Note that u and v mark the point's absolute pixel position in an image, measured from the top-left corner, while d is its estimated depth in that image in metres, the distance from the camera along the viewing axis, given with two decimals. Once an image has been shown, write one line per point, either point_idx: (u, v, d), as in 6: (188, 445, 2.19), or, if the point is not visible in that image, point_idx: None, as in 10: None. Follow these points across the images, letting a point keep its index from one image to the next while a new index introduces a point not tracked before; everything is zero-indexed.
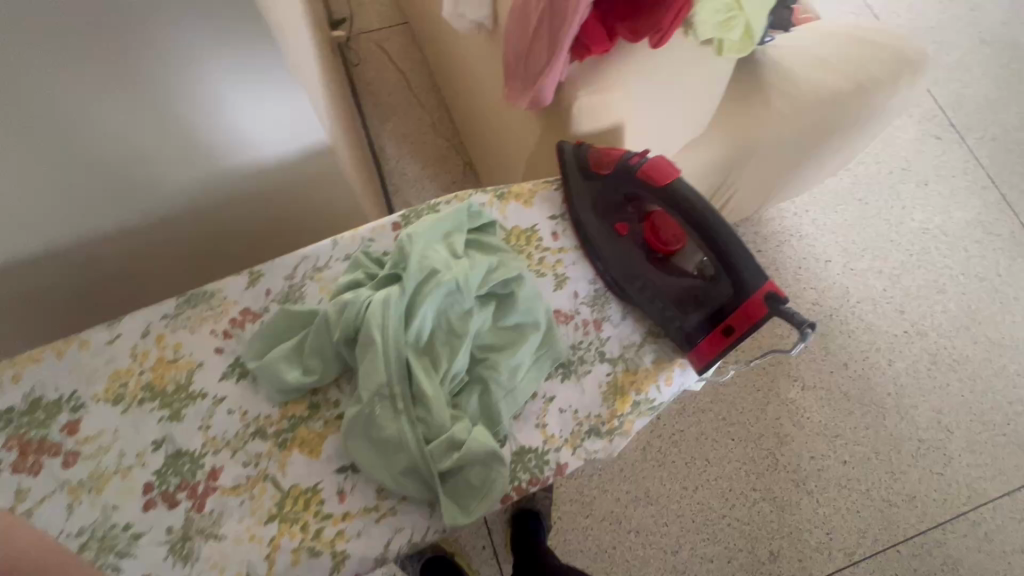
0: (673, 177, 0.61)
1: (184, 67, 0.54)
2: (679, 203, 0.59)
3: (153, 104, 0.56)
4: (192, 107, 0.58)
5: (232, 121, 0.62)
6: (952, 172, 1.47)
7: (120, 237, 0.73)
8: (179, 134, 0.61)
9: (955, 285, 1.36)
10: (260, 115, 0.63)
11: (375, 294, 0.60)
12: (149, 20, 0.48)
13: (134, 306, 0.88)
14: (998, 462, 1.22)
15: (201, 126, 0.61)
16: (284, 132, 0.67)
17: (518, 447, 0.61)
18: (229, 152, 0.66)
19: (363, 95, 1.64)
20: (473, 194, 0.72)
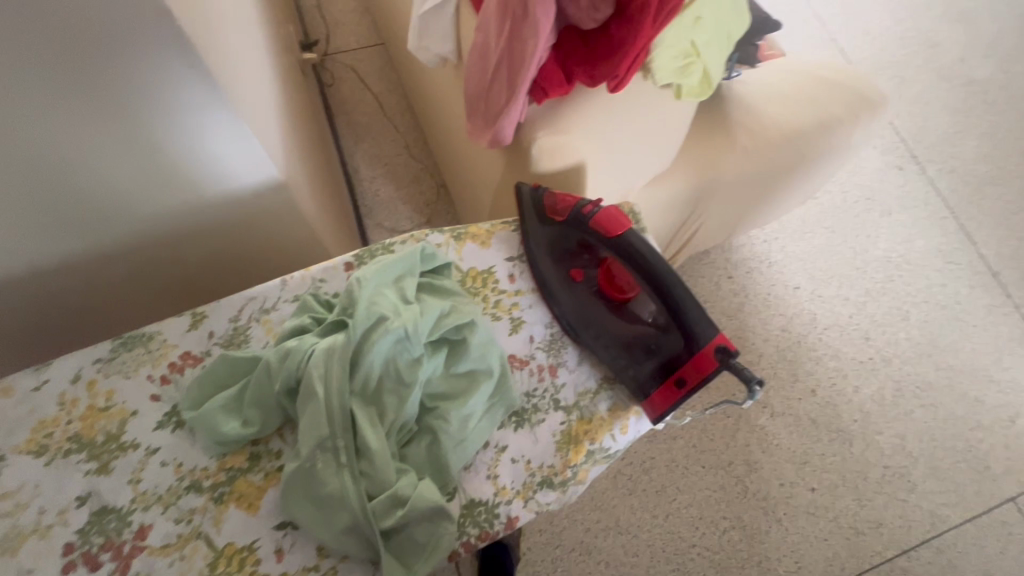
0: (625, 228, 0.64)
1: (156, 92, 0.51)
2: (630, 254, 0.62)
3: (116, 133, 0.53)
4: (152, 136, 0.55)
5: (197, 151, 0.59)
6: (914, 203, 1.51)
7: (61, 274, 0.68)
8: (143, 163, 0.58)
9: (918, 313, 1.39)
10: (235, 146, 0.60)
11: (320, 342, 0.59)
12: (117, 46, 0.45)
13: (83, 343, 0.83)
14: (961, 488, 1.24)
15: (162, 155, 0.58)
16: (248, 165, 0.64)
17: (467, 500, 0.59)
18: (192, 185, 0.63)
19: (338, 115, 1.63)
20: (429, 234, 0.71)
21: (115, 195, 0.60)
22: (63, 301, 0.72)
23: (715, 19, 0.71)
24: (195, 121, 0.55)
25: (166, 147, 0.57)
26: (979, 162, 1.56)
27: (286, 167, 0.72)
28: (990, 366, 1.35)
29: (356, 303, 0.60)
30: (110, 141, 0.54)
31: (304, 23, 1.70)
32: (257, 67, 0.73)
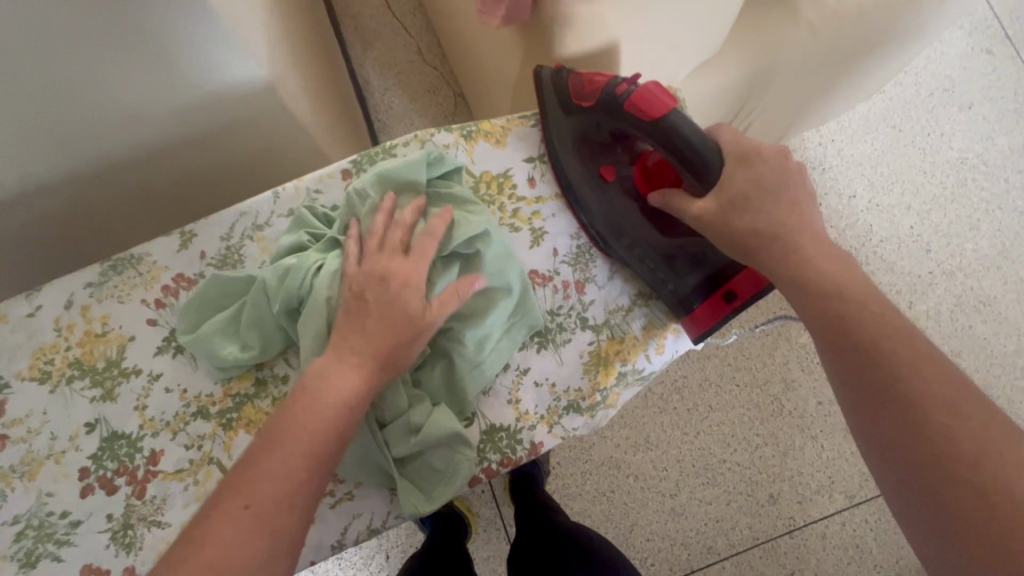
0: (670, 107, 0.51)
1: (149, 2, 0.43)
2: (674, 142, 0.51)
3: (106, 50, 0.45)
4: (133, 27, 0.44)
5: (186, 45, 0.49)
6: (1002, 93, 1.28)
7: (45, 206, 0.61)
8: (142, 79, 0.51)
9: (990, 221, 1.23)
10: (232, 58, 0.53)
11: (322, 262, 0.53)
12: None
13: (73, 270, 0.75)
14: (1015, 405, 1.16)
15: (147, 51, 0.47)
16: (239, 62, 0.54)
17: (487, 426, 0.55)
18: (177, 83, 0.53)
19: (341, 16, 1.46)
20: (435, 133, 0.61)
21: (96, 101, 0.51)
22: (59, 236, 0.67)
23: None
24: (185, 27, 0.47)
25: (152, 40, 0.47)
26: None
27: (274, 63, 0.62)
28: None
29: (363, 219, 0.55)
30: (103, 58, 0.46)
31: None
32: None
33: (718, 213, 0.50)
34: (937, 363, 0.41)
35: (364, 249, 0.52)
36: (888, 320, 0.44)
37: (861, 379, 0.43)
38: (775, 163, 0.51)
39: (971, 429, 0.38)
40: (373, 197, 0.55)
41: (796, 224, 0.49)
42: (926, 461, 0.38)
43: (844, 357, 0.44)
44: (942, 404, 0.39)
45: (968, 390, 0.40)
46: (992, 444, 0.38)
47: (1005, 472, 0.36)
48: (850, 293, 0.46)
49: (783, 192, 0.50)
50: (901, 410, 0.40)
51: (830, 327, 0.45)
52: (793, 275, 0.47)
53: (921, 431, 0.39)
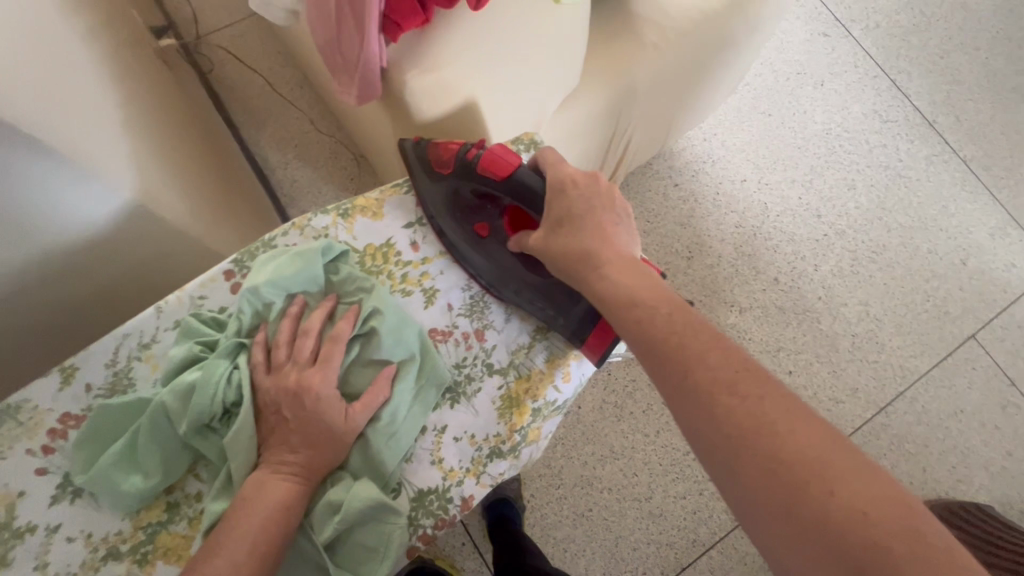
0: (515, 165, 0.57)
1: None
2: (526, 196, 0.57)
3: None
4: None
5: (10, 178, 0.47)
6: (844, 68, 1.44)
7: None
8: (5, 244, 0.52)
9: (864, 180, 1.37)
10: (78, 193, 0.55)
11: (230, 371, 0.52)
12: None
13: None
14: (926, 337, 1.27)
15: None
16: (72, 176, 0.53)
17: (416, 492, 0.55)
18: (12, 222, 0.51)
19: (227, 102, 1.46)
20: (312, 217, 0.62)
21: None
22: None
23: None
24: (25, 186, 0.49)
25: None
26: (902, 11, 1.48)
27: (138, 182, 0.62)
28: (937, 216, 1.35)
29: (270, 323, 0.56)
30: None
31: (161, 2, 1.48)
32: (66, 44, 0.58)
33: (545, 238, 0.55)
34: (725, 349, 0.45)
35: (275, 359, 0.54)
36: (682, 321, 0.48)
37: (665, 373, 0.46)
38: (579, 192, 0.55)
39: (753, 400, 0.41)
40: (280, 304, 0.56)
41: (601, 243, 0.53)
42: (720, 433, 0.41)
43: (653, 354, 0.47)
44: (726, 385, 0.43)
45: (753, 368, 0.44)
46: (768, 409, 0.41)
47: (781, 432, 0.39)
48: (654, 301, 0.50)
49: (590, 218, 0.54)
50: (697, 392, 0.43)
51: (640, 332, 0.48)
52: (598, 289, 0.52)
53: (713, 408, 0.42)
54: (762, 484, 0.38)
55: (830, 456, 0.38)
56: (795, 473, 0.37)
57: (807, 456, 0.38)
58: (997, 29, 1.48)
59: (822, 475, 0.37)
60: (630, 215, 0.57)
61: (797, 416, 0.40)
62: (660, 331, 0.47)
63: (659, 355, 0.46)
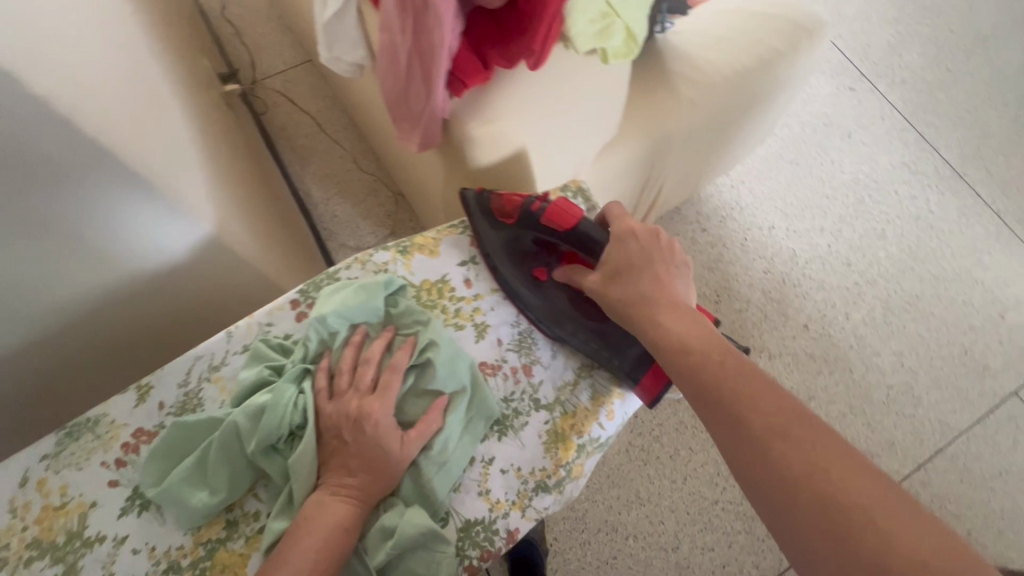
0: (578, 218, 0.62)
1: (87, 211, 0.51)
2: (588, 246, 0.62)
3: (61, 253, 0.53)
4: (75, 234, 0.52)
5: (105, 208, 0.53)
6: (871, 120, 1.48)
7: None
8: (97, 267, 0.58)
9: (894, 230, 1.38)
10: (168, 227, 0.61)
11: (297, 394, 0.55)
12: (35, 190, 0.45)
13: (24, 432, 0.75)
14: (964, 392, 1.24)
15: (66, 226, 0.51)
16: (165, 212, 0.59)
17: (463, 522, 0.56)
18: (109, 248, 0.57)
19: (277, 141, 1.56)
20: (374, 252, 0.67)
21: (47, 288, 0.55)
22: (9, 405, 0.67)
23: None
24: (121, 218, 0.55)
25: (70, 215, 0.50)
26: (927, 68, 1.53)
27: (216, 216, 0.68)
28: (972, 268, 1.34)
29: (333, 350, 0.60)
30: (61, 260, 0.54)
31: (224, 51, 1.61)
32: (152, 93, 0.66)
33: (603, 285, 0.59)
34: (778, 396, 0.47)
35: (337, 385, 0.57)
36: (733, 368, 0.49)
37: (719, 421, 0.48)
38: (639, 246, 0.59)
39: (808, 453, 0.43)
40: (343, 333, 0.60)
41: (658, 290, 0.56)
42: (777, 483, 0.43)
43: (706, 401, 0.49)
44: (779, 433, 0.45)
45: (806, 419, 0.45)
46: (824, 463, 0.42)
47: (838, 486, 0.41)
48: (706, 348, 0.51)
49: (645, 268, 0.57)
50: (750, 442, 0.45)
51: (693, 379, 0.50)
52: (654, 335, 0.54)
53: (767, 459, 0.44)
54: (822, 538, 0.40)
55: (888, 512, 0.39)
56: (854, 528, 0.39)
57: (865, 512, 0.39)
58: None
59: (881, 532, 0.38)
60: (688, 265, 0.60)
61: (855, 470, 0.42)
62: (710, 377, 0.49)
63: (711, 400, 0.49)
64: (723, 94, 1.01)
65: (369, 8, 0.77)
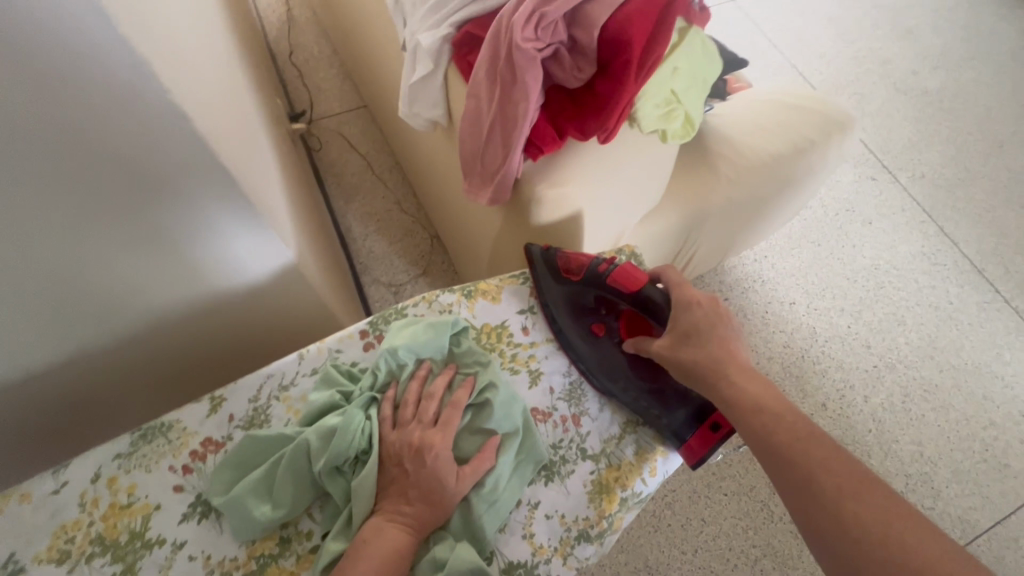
0: (642, 281, 0.66)
1: (191, 231, 0.57)
2: (649, 307, 0.65)
3: (161, 263, 0.59)
4: (176, 250, 0.58)
5: (206, 226, 0.57)
6: (893, 211, 1.55)
7: (71, 371, 0.66)
8: (190, 281, 0.64)
9: (914, 318, 1.41)
10: (257, 255, 0.66)
11: (365, 420, 0.58)
12: (155, 204, 0.52)
13: (76, 430, 0.78)
14: (985, 489, 1.23)
15: (165, 235, 0.55)
16: (258, 242, 0.64)
17: (506, 563, 0.58)
18: (204, 267, 0.63)
19: (328, 177, 1.66)
20: (440, 294, 0.72)
21: (143, 291, 0.61)
22: (76, 398, 0.71)
23: (689, 69, 0.76)
24: (217, 243, 0.61)
25: (174, 225, 0.55)
26: (947, 166, 1.61)
27: (297, 244, 0.74)
28: (991, 362, 1.36)
29: (399, 382, 0.64)
30: (162, 269, 0.60)
31: (289, 92, 1.75)
32: (249, 130, 0.74)
33: (672, 347, 0.62)
34: (845, 460, 0.50)
35: (401, 415, 0.61)
36: (802, 430, 0.53)
37: (788, 481, 0.51)
38: (702, 312, 0.62)
39: (880, 517, 0.46)
40: (410, 366, 0.64)
41: (727, 352, 0.59)
42: (852, 545, 0.45)
43: (775, 459, 0.52)
44: (849, 494, 0.47)
45: (878, 483, 0.48)
46: (899, 528, 0.45)
47: (911, 549, 0.44)
48: (775, 408, 0.55)
49: (714, 334, 0.61)
50: (824, 503, 0.48)
51: (762, 437, 0.53)
52: (726, 394, 0.57)
53: (842, 520, 0.46)
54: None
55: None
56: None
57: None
58: None
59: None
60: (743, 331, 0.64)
61: (920, 532, 0.45)
62: (780, 438, 0.52)
63: (780, 457, 0.52)
64: (759, 174, 1.08)
65: (455, 73, 0.83)
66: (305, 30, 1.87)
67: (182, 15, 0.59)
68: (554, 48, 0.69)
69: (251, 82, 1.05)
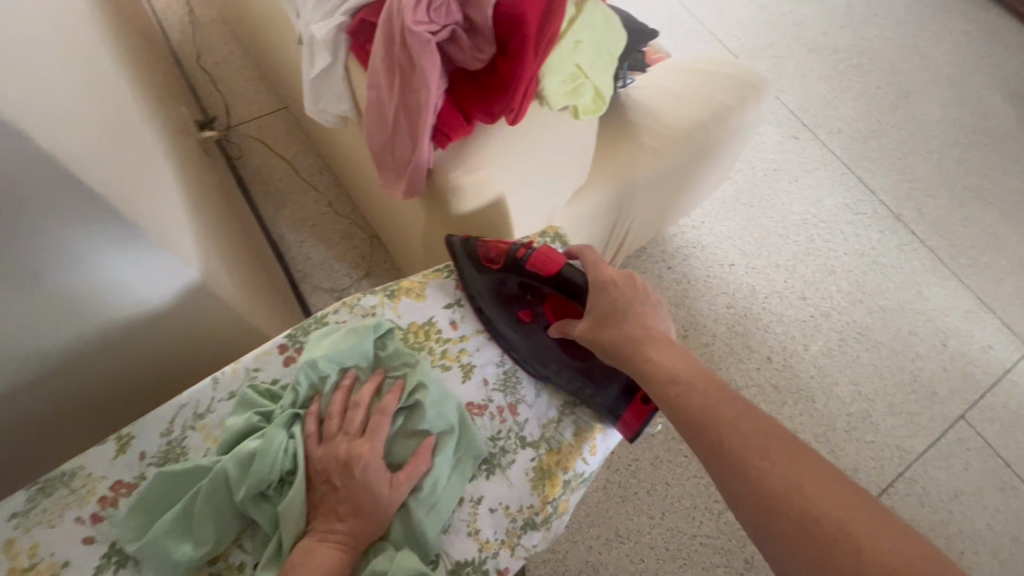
0: (560, 263, 0.65)
1: (65, 263, 0.51)
2: (571, 288, 0.65)
3: (37, 304, 0.53)
4: (51, 287, 0.52)
5: (83, 256, 0.52)
6: (815, 166, 1.62)
7: None
8: (77, 317, 0.58)
9: (842, 266, 1.49)
10: (150, 276, 0.61)
11: (287, 439, 0.55)
12: (17, 241, 0.46)
13: None
14: (917, 417, 1.32)
15: (37, 274, 0.50)
16: (150, 262, 0.59)
17: (453, 564, 0.57)
18: (91, 299, 0.57)
19: (251, 184, 1.57)
20: (362, 297, 0.69)
21: (22, 338, 0.55)
22: None
23: (592, 43, 0.75)
24: (101, 271, 0.55)
25: (42, 261, 0.49)
26: (859, 119, 1.69)
27: (202, 261, 0.69)
28: (914, 299, 1.45)
29: (323, 395, 0.61)
30: (38, 310, 0.53)
31: (199, 98, 1.64)
32: (132, 142, 0.68)
33: (592, 330, 0.62)
34: (752, 417, 0.51)
35: (326, 429, 0.58)
36: (718, 398, 0.53)
37: (703, 444, 0.52)
38: (618, 291, 0.62)
39: (784, 469, 0.47)
40: (334, 377, 0.61)
41: (641, 329, 0.60)
42: (758, 501, 0.47)
43: (691, 428, 0.53)
44: (755, 451, 0.49)
45: (786, 438, 0.49)
46: (802, 479, 0.46)
47: (809, 495, 0.45)
48: (690, 377, 0.55)
49: (629, 313, 0.61)
50: (733, 462, 0.49)
51: (678, 408, 0.54)
52: (644, 369, 0.57)
53: (750, 479, 0.48)
54: (806, 550, 0.43)
55: (863, 524, 0.43)
56: (835, 541, 0.43)
57: (841, 525, 0.43)
58: (945, 135, 1.68)
59: (855, 543, 0.42)
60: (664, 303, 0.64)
61: (819, 476, 0.46)
62: (693, 404, 0.53)
63: (692, 423, 0.53)
64: (684, 142, 1.09)
65: (356, 64, 0.79)
66: (209, 30, 1.75)
67: (30, 20, 0.53)
68: (450, 29, 0.67)
69: (143, 91, 0.96)
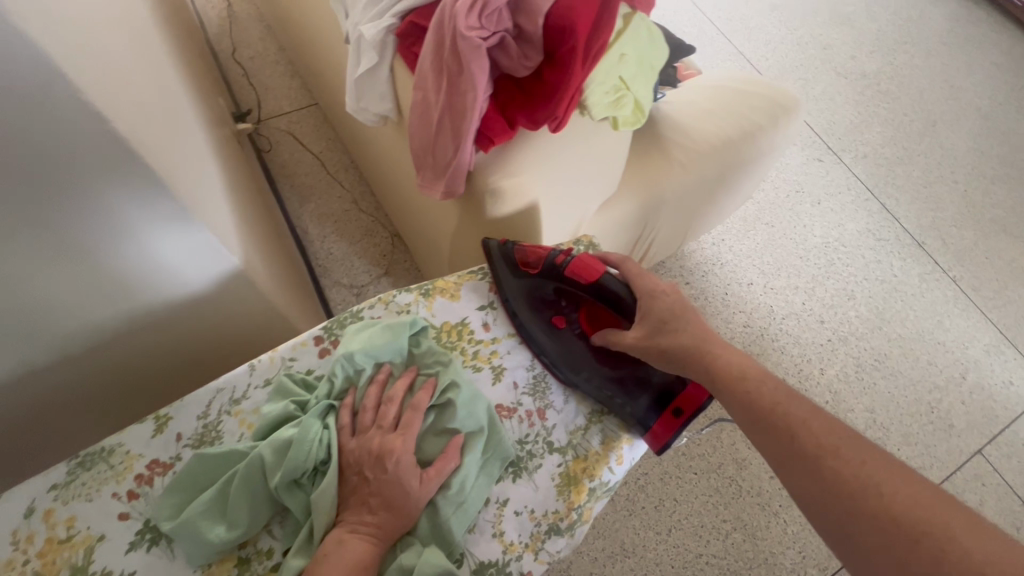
0: (599, 273, 0.66)
1: (116, 240, 0.53)
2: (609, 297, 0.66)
3: (87, 276, 0.54)
4: (100, 262, 0.54)
5: (131, 235, 0.53)
6: (839, 190, 1.61)
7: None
8: (120, 293, 0.59)
9: (863, 292, 1.48)
10: (194, 259, 0.62)
11: (322, 429, 0.56)
12: (72, 214, 0.47)
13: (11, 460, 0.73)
14: (932, 449, 1.30)
15: (85, 246, 0.51)
16: (195, 246, 0.60)
17: (476, 564, 0.58)
18: (135, 276, 0.59)
19: (279, 177, 1.59)
20: (397, 294, 0.70)
21: (68, 308, 0.57)
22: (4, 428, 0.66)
23: (637, 57, 0.76)
24: (148, 251, 0.56)
25: (92, 237, 0.51)
26: (886, 145, 1.68)
27: (242, 249, 0.70)
28: (934, 329, 1.44)
29: (357, 387, 0.62)
30: (86, 282, 0.55)
31: (233, 91, 1.67)
32: (182, 129, 0.70)
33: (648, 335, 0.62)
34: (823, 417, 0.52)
35: (360, 422, 0.59)
36: (787, 398, 0.54)
37: (773, 442, 0.53)
38: (669, 299, 0.64)
39: (858, 467, 0.48)
40: (369, 371, 0.62)
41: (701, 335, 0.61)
42: (835, 499, 0.47)
43: (761, 426, 0.54)
44: (830, 450, 0.50)
45: (859, 439, 0.50)
46: (881, 477, 0.47)
47: (888, 493, 0.46)
48: (755, 375, 0.57)
49: (689, 319, 0.63)
50: (807, 460, 0.50)
51: (749, 407, 0.55)
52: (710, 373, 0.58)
53: (825, 476, 0.48)
54: (889, 547, 0.44)
55: (948, 519, 0.43)
56: (919, 538, 0.43)
57: (920, 522, 0.44)
58: (971, 165, 1.67)
59: (938, 537, 0.42)
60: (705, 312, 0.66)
61: (895, 474, 0.47)
62: (761, 403, 0.55)
63: (762, 422, 0.54)
64: (712, 158, 1.10)
65: (401, 65, 0.81)
66: (247, 26, 1.79)
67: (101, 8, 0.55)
68: (500, 36, 0.68)
69: (187, 80, 0.99)
